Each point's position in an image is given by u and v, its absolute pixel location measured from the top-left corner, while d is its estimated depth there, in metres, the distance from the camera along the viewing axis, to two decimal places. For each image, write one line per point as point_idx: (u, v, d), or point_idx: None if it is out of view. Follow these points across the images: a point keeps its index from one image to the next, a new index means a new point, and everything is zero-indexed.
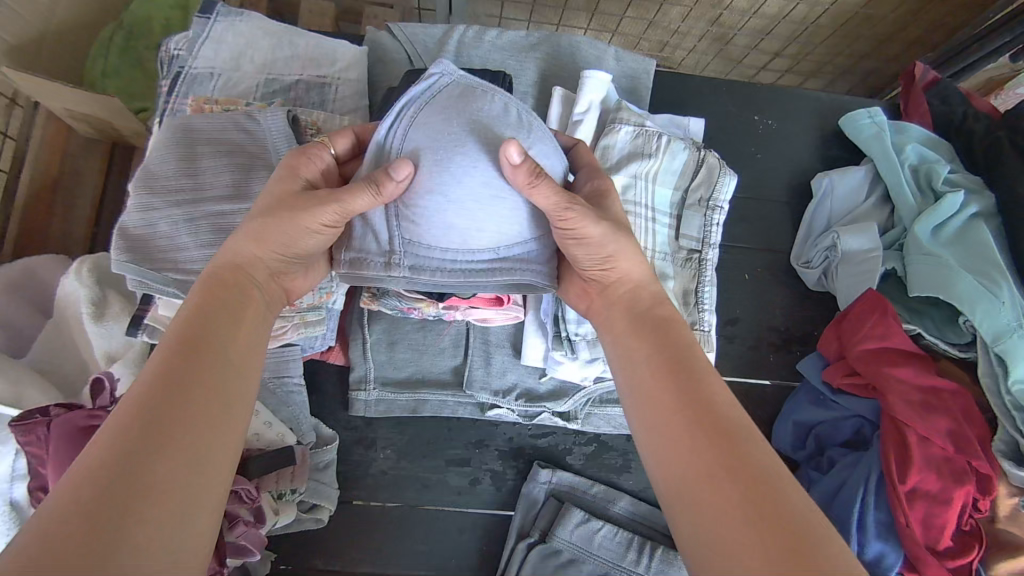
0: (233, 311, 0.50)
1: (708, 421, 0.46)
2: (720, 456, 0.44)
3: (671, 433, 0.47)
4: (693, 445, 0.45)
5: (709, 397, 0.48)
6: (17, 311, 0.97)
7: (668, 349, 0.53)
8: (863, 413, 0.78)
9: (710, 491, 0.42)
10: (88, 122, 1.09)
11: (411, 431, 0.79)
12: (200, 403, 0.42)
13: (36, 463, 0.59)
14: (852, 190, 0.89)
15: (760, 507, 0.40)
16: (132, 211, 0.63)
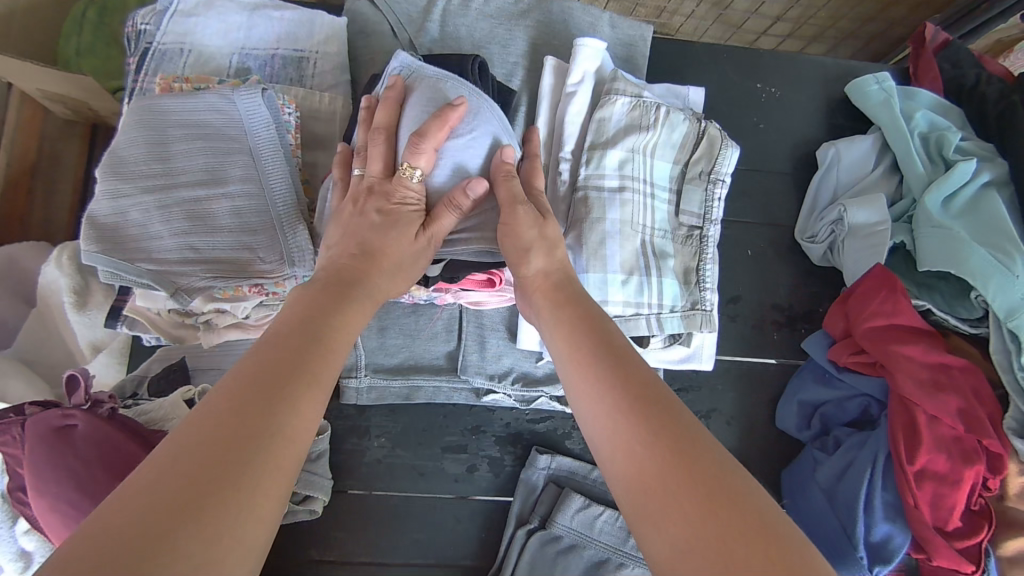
0: (327, 310, 0.51)
1: (637, 404, 0.46)
2: (649, 441, 0.44)
3: (602, 424, 0.47)
4: (620, 426, 0.46)
5: (640, 380, 0.49)
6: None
7: (590, 337, 0.54)
8: (870, 392, 0.75)
9: (638, 467, 0.43)
10: (63, 103, 1.05)
11: (404, 418, 0.77)
12: (290, 398, 0.42)
13: (13, 464, 0.56)
14: (858, 160, 0.85)
15: (692, 485, 0.40)
16: (101, 199, 0.60)
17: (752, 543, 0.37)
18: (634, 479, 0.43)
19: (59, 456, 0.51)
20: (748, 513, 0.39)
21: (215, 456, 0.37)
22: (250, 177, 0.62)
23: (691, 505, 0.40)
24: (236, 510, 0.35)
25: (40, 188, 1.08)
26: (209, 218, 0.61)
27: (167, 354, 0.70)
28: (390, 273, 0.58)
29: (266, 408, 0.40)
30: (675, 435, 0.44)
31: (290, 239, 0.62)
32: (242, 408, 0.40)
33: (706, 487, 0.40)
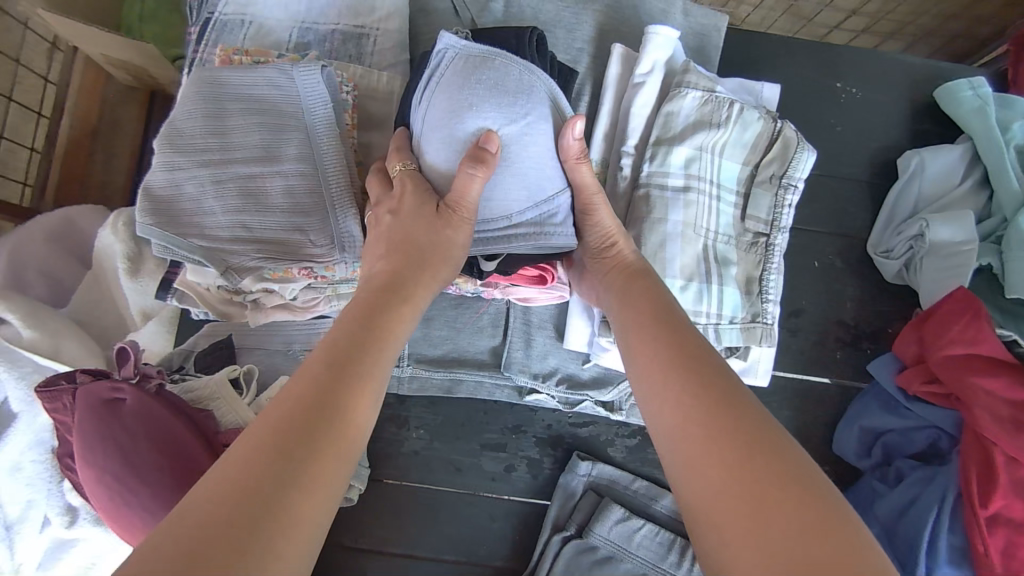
0: (390, 298, 0.53)
1: (689, 364, 0.49)
2: (707, 414, 0.45)
3: (652, 381, 0.50)
4: (677, 391, 0.48)
5: (692, 343, 0.51)
6: (57, 261, 0.96)
7: (650, 303, 0.56)
8: (941, 424, 0.70)
9: (693, 438, 0.45)
10: (125, 69, 1.05)
11: (444, 411, 0.75)
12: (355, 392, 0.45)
13: (64, 431, 0.57)
14: (945, 171, 0.78)
15: (737, 438, 0.43)
16: (157, 170, 0.60)
17: (791, 498, 0.39)
18: (679, 433, 0.46)
19: (104, 427, 0.51)
20: (789, 466, 0.41)
21: (276, 462, 0.38)
22: (305, 156, 0.60)
23: (735, 452, 0.42)
24: (301, 495, 0.37)
25: (100, 152, 1.10)
26: (262, 196, 0.60)
27: (213, 330, 0.69)
28: (431, 258, 0.56)
29: (323, 417, 0.42)
30: (723, 397, 0.46)
31: (342, 223, 0.61)
32: (305, 410, 0.42)
33: (749, 446, 0.42)
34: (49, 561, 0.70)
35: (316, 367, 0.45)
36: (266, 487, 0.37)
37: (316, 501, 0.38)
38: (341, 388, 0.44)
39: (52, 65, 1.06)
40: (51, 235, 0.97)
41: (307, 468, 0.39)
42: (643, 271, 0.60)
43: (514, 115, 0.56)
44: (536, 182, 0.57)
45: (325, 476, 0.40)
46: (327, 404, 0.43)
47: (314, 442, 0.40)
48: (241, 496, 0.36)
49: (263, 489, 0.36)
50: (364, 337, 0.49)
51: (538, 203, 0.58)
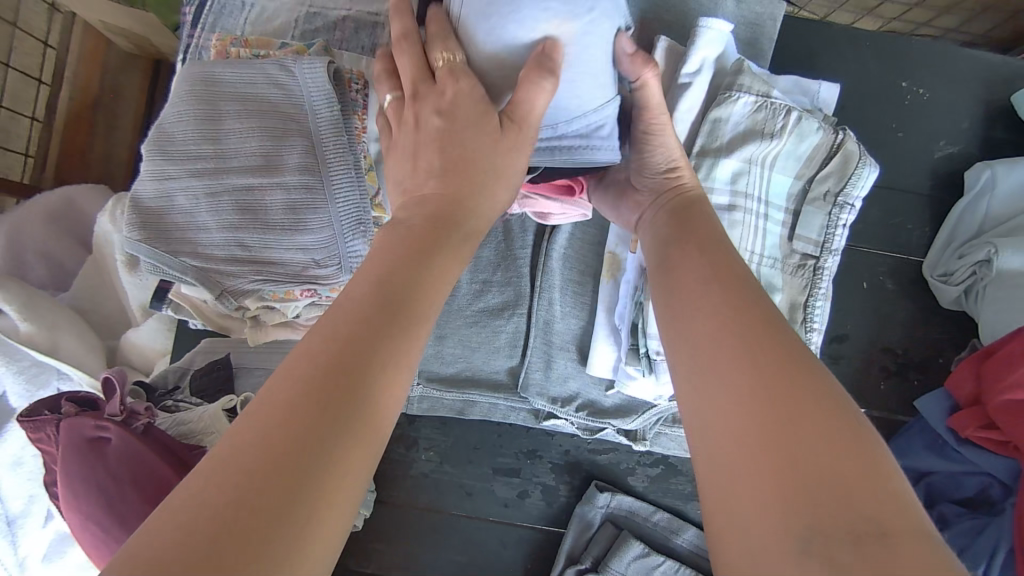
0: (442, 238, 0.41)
1: (732, 291, 0.41)
2: (744, 344, 0.37)
3: (683, 315, 0.42)
4: (715, 316, 0.39)
5: (744, 278, 0.42)
6: (57, 244, 0.92)
7: (704, 236, 0.47)
8: (994, 473, 0.64)
9: (725, 365, 0.36)
10: (125, 36, 0.98)
11: (455, 432, 0.71)
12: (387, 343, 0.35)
13: (49, 463, 0.53)
14: (1020, 189, 0.70)
15: (774, 372, 0.34)
16: (146, 179, 0.54)
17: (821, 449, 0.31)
18: (704, 380, 0.37)
19: (90, 470, 0.48)
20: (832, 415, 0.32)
21: (279, 447, 0.29)
22: (309, 166, 0.54)
23: (771, 396, 0.33)
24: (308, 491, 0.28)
25: (102, 124, 1.03)
26: (261, 211, 0.54)
27: (210, 347, 0.65)
28: (490, 182, 0.44)
29: (346, 379, 0.32)
30: (778, 340, 0.36)
31: (347, 241, 0.55)
32: (327, 372, 0.32)
33: (799, 403, 0.33)
34: (54, 553, 0.66)
35: (345, 310, 0.35)
36: (272, 482, 0.28)
37: (343, 494, 0.30)
38: (376, 338, 0.34)
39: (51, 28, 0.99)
40: (50, 217, 0.92)
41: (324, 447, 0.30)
42: (699, 207, 0.52)
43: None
44: (593, 90, 0.46)
45: (352, 458, 0.31)
46: (352, 361, 0.33)
47: (335, 414, 0.31)
48: (251, 493, 0.27)
49: (270, 485, 0.28)
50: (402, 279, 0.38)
51: (586, 115, 0.47)
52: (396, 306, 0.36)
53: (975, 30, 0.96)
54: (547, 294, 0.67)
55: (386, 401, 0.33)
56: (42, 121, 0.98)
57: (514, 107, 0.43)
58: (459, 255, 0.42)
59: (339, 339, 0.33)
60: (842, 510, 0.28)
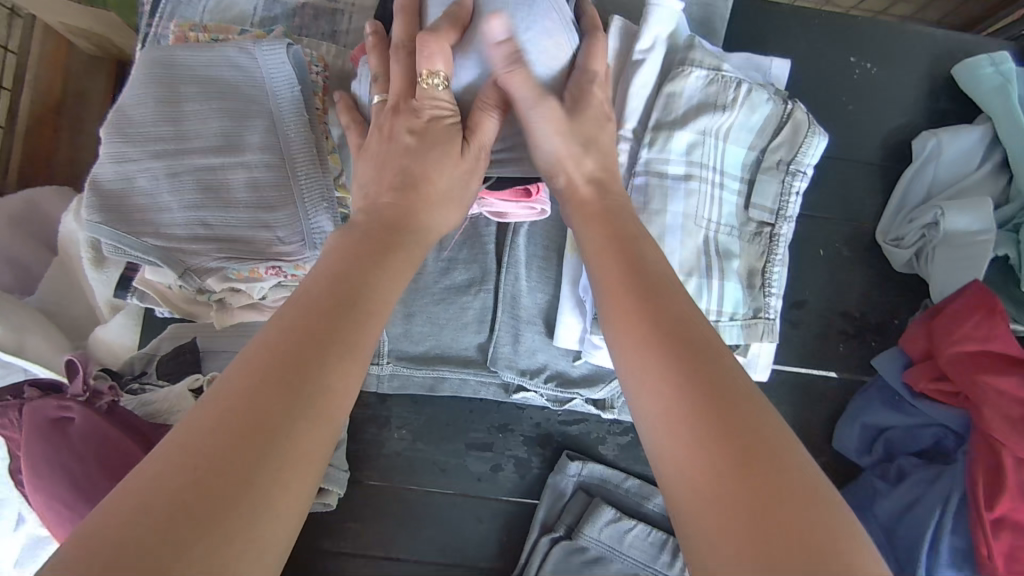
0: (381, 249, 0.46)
1: (663, 305, 0.42)
2: (679, 361, 0.38)
3: (624, 343, 0.42)
4: (650, 332, 0.41)
5: (670, 290, 0.44)
6: (21, 248, 0.90)
7: (614, 228, 0.50)
8: (948, 424, 0.67)
9: (665, 384, 0.38)
10: (87, 38, 0.97)
11: (428, 411, 0.72)
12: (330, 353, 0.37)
13: (11, 449, 0.53)
14: (963, 154, 0.73)
15: (708, 388, 0.36)
16: (105, 161, 0.54)
17: (754, 458, 0.33)
18: (655, 408, 0.37)
19: (56, 450, 0.48)
20: (762, 425, 0.34)
21: (224, 465, 0.30)
22: (270, 145, 0.55)
23: (705, 411, 0.35)
24: (259, 495, 0.30)
25: (67, 128, 1.03)
26: (223, 190, 0.54)
27: (177, 333, 0.65)
28: (439, 203, 0.52)
29: (295, 376, 0.35)
30: (714, 359, 0.38)
31: (311, 218, 0.55)
32: (260, 390, 0.34)
33: (736, 416, 0.35)
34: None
35: (282, 318, 0.38)
36: (223, 489, 0.29)
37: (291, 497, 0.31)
38: (319, 338, 0.37)
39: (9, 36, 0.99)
40: (14, 221, 0.91)
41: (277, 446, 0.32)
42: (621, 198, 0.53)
43: (527, 30, 0.53)
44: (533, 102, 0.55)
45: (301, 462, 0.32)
46: (288, 387, 0.34)
47: (280, 425, 0.33)
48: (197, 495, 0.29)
49: (211, 498, 0.29)
50: (342, 293, 0.40)
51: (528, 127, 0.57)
52: (330, 323, 0.38)
53: (920, 9, 0.99)
54: (513, 270, 0.68)
55: (340, 390, 0.36)
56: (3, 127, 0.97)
57: (473, 131, 0.53)
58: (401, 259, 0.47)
59: (281, 344, 0.36)
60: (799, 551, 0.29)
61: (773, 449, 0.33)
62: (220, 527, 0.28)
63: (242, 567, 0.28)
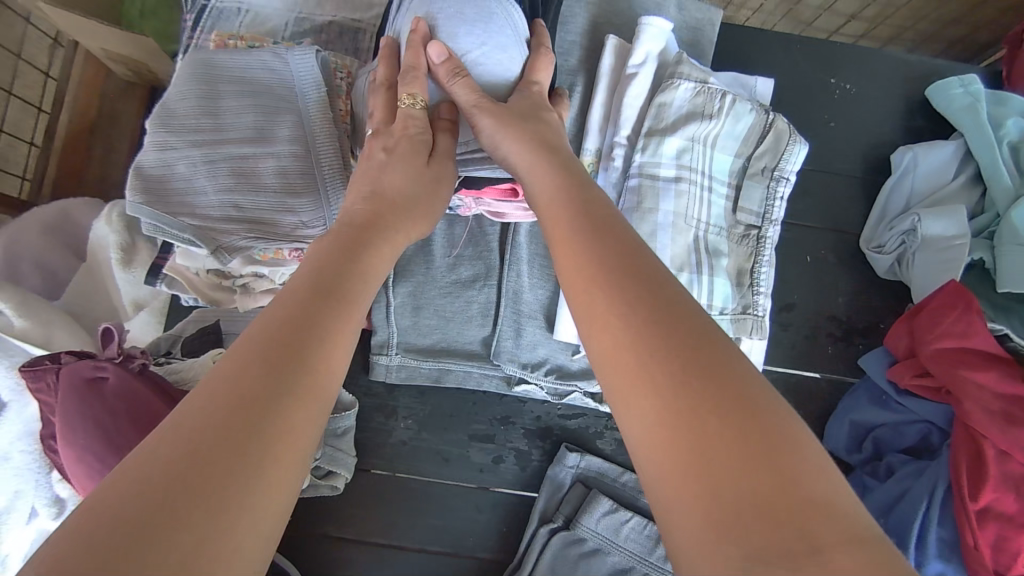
0: (358, 246, 0.49)
1: (628, 273, 0.43)
2: (642, 328, 0.39)
3: (603, 327, 0.41)
4: (612, 300, 0.42)
5: (646, 266, 0.43)
6: (51, 253, 0.95)
7: (571, 200, 0.51)
8: (933, 419, 0.69)
9: (627, 351, 0.39)
10: (124, 64, 1.05)
11: (433, 401, 0.75)
12: (312, 335, 0.40)
13: (47, 412, 0.57)
14: (938, 167, 0.79)
15: (672, 352, 0.37)
16: (149, 150, 0.60)
17: (729, 417, 0.34)
18: (633, 394, 0.37)
19: (87, 404, 0.52)
20: (736, 387, 0.35)
21: (215, 431, 0.33)
22: (298, 138, 0.60)
23: (671, 376, 0.36)
24: (248, 458, 0.32)
25: (99, 147, 1.10)
26: (254, 176, 0.60)
27: (202, 316, 0.70)
28: (409, 210, 0.56)
29: (280, 357, 0.38)
30: (682, 323, 0.39)
31: (332, 204, 0.61)
32: (251, 363, 0.36)
33: (712, 389, 0.35)
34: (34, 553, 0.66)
35: (267, 315, 0.41)
36: (214, 462, 0.32)
37: (279, 463, 0.34)
38: (301, 330, 0.40)
39: (53, 62, 1.07)
40: (49, 229, 0.97)
41: (266, 421, 0.34)
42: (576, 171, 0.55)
43: (471, 44, 0.59)
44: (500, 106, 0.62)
45: (287, 430, 0.35)
46: (277, 362, 0.37)
47: (266, 396, 0.35)
48: (195, 455, 0.31)
49: (206, 461, 0.31)
50: (320, 283, 0.44)
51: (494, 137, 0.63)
52: (313, 305, 0.42)
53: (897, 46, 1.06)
54: (515, 266, 0.73)
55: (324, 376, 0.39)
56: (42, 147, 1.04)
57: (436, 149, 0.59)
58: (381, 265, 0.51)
59: (267, 336, 0.39)
60: (776, 508, 0.30)
61: (753, 411, 0.34)
62: (213, 483, 0.31)
63: (232, 522, 0.30)
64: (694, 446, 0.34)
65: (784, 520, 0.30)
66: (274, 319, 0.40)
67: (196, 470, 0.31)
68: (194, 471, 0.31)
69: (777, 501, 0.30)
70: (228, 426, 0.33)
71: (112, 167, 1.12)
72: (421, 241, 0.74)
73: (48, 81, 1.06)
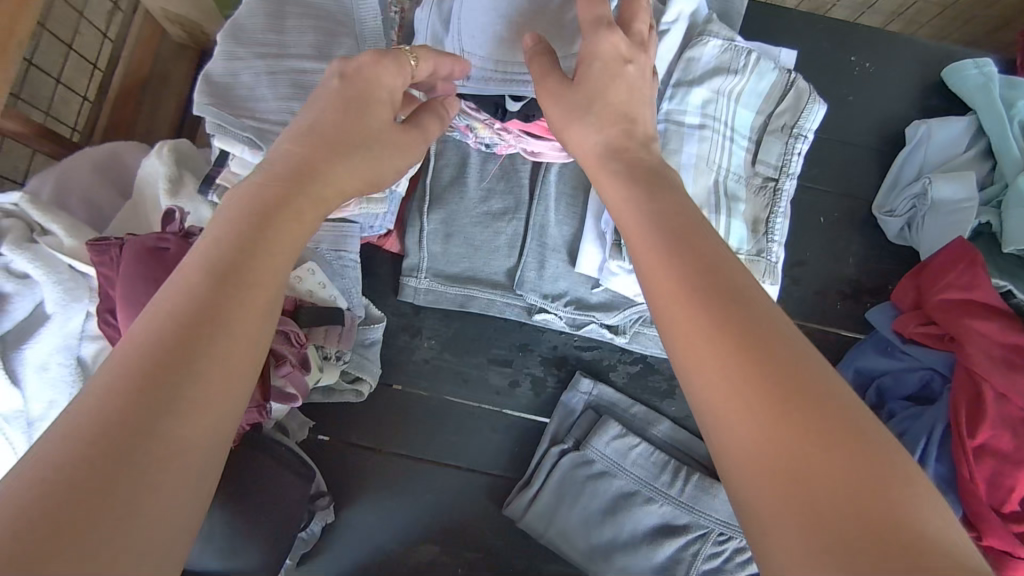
0: (297, 204, 0.44)
1: (695, 263, 0.40)
2: (719, 324, 0.36)
3: (689, 335, 0.37)
4: (679, 290, 0.38)
5: (708, 258, 0.40)
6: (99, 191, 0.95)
7: (620, 194, 0.49)
8: (935, 366, 0.72)
9: (705, 346, 0.35)
10: (181, 24, 1.07)
11: (456, 325, 0.79)
12: (239, 311, 0.36)
13: (105, 286, 0.62)
14: (952, 139, 0.82)
15: (754, 354, 0.34)
16: (218, 60, 0.65)
17: (821, 431, 0.31)
18: (713, 393, 0.34)
19: (151, 268, 0.57)
20: (821, 397, 0.32)
21: (124, 423, 0.30)
22: (353, 58, 0.66)
23: (747, 379, 0.33)
24: (154, 455, 0.30)
25: (147, 105, 1.09)
26: (311, 88, 0.66)
27: None
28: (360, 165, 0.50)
29: (196, 337, 0.34)
30: (755, 321, 0.36)
31: None
32: (163, 346, 0.33)
33: (816, 411, 0.32)
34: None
35: (189, 268, 0.38)
36: (115, 461, 0.29)
37: (194, 458, 0.31)
38: (230, 286, 0.37)
39: (111, 26, 1.09)
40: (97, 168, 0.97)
41: (185, 383, 0.32)
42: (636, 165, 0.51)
43: None
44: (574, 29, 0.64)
45: (200, 421, 0.32)
46: (190, 342, 0.34)
47: (174, 386, 0.32)
48: (94, 452, 0.29)
49: (110, 461, 0.29)
50: (252, 248, 0.40)
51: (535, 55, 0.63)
52: (239, 274, 0.38)
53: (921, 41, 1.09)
54: (544, 202, 0.77)
55: (234, 357, 0.35)
56: (93, 102, 1.07)
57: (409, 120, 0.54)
58: (310, 219, 0.45)
59: (189, 291, 0.36)
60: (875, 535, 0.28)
61: (847, 422, 0.31)
62: (115, 483, 0.28)
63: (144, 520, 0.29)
64: (783, 457, 0.31)
65: (894, 553, 0.27)
66: (187, 292, 0.36)
67: (105, 462, 0.29)
68: (101, 462, 0.29)
69: (882, 528, 0.28)
70: (130, 419, 0.30)
71: (160, 124, 1.11)
72: (457, 174, 0.78)
73: (105, 44, 1.08)
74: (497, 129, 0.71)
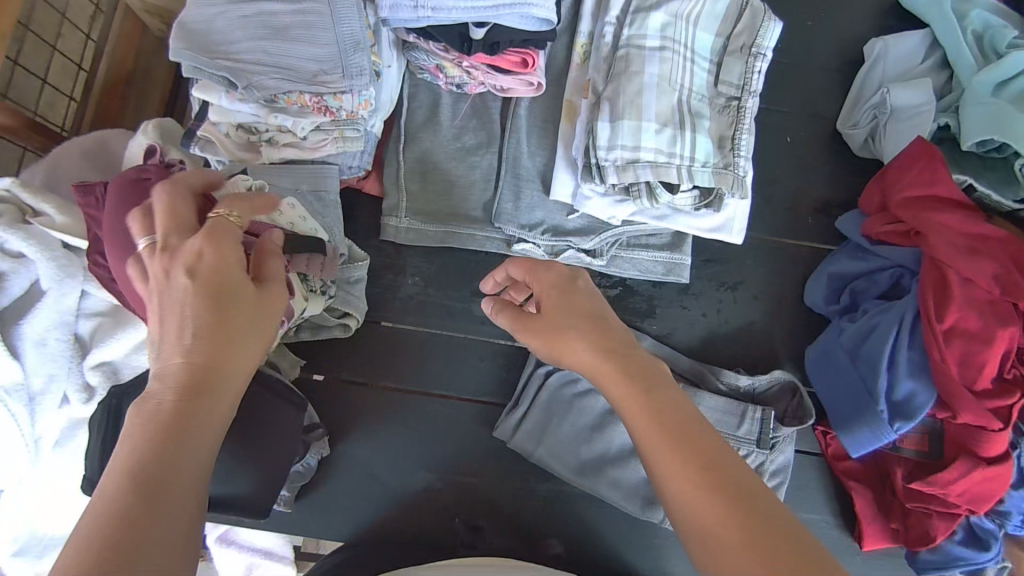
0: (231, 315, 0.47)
1: (645, 377, 0.50)
2: (676, 437, 0.47)
3: (678, 473, 0.45)
4: (639, 404, 0.49)
5: (648, 369, 0.50)
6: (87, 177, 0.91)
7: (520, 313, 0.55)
8: (903, 262, 0.74)
9: (668, 454, 0.46)
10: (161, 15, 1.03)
11: (439, 261, 0.81)
12: (194, 432, 0.44)
13: (92, 227, 0.64)
14: (907, 53, 0.85)
15: (701, 460, 0.46)
16: (193, 9, 0.68)
17: (749, 513, 0.43)
18: (679, 488, 0.45)
19: (134, 196, 0.59)
20: (746, 491, 0.44)
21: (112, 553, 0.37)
22: None
23: (698, 478, 0.45)
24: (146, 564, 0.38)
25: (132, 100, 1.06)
26: (283, 30, 0.68)
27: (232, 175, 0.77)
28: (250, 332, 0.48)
29: (155, 465, 0.41)
30: (694, 431, 0.47)
31: (349, 55, 0.68)
32: (142, 478, 0.41)
33: (746, 499, 0.44)
34: (65, 440, 0.74)
35: (142, 425, 0.43)
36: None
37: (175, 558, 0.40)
38: (187, 428, 0.44)
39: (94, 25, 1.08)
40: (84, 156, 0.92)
41: (164, 497, 0.41)
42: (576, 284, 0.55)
43: None
44: None
45: (174, 533, 0.40)
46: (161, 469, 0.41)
47: (151, 508, 0.40)
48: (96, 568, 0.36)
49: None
50: (200, 379, 0.45)
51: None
52: (194, 396, 0.45)
53: None
54: (515, 135, 0.80)
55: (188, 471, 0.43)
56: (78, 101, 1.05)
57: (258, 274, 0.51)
58: (255, 345, 0.49)
59: (160, 431, 0.43)
60: None
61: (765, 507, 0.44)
62: None
63: None
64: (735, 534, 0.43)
65: None
66: (156, 422, 0.43)
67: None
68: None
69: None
70: (122, 545, 0.38)
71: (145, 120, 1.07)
72: (430, 115, 0.81)
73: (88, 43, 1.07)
74: (466, 66, 0.76)
